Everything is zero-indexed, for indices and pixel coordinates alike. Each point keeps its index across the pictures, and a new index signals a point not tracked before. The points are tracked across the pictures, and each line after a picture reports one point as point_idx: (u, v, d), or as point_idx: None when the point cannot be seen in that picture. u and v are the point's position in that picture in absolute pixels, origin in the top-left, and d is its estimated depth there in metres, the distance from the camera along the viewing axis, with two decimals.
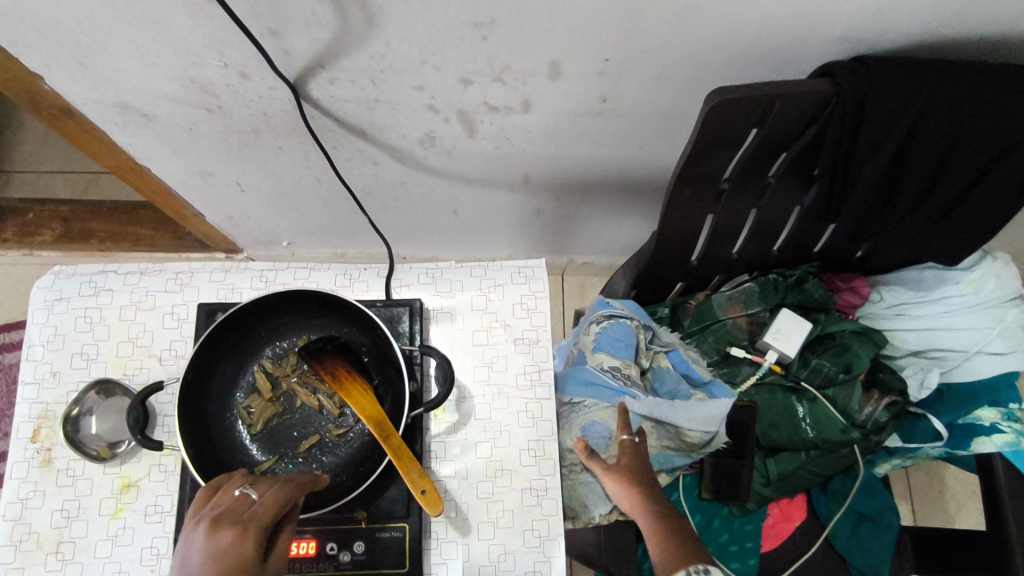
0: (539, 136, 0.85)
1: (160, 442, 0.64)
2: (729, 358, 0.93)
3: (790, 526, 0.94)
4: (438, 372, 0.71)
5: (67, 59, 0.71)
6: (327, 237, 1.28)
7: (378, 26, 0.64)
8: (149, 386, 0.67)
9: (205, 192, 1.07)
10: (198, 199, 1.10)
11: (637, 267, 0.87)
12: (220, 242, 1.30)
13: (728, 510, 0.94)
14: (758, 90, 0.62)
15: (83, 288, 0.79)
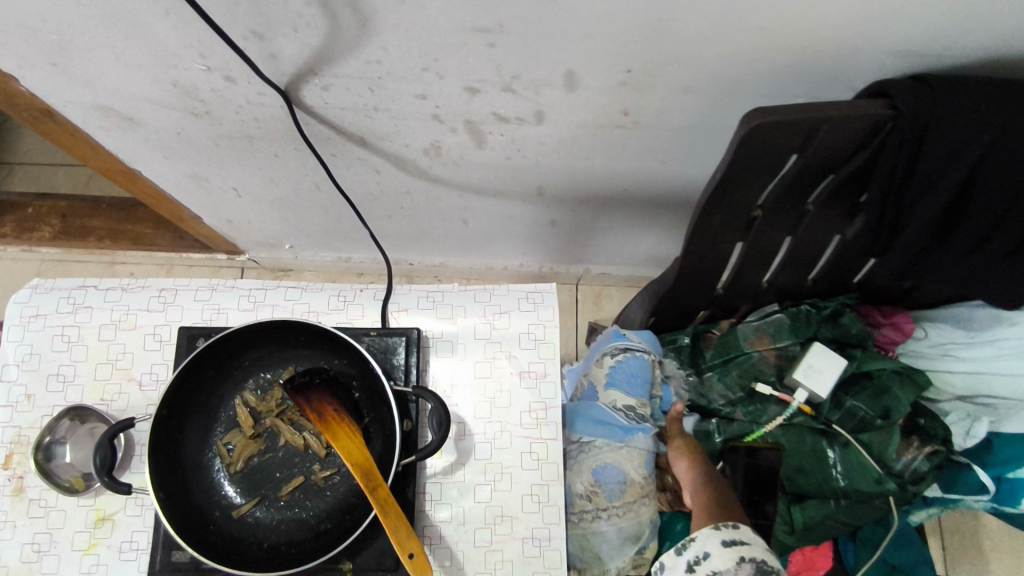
0: (554, 148, 0.78)
1: (130, 486, 0.59)
2: (754, 395, 0.84)
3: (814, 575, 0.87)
4: (432, 417, 0.64)
5: (39, 58, 0.65)
6: (331, 241, 1.23)
7: (373, 30, 0.57)
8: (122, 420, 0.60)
9: (201, 196, 1.01)
10: (194, 202, 1.05)
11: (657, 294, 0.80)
12: (221, 244, 1.25)
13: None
14: (805, 113, 0.55)
15: (61, 304, 0.74)
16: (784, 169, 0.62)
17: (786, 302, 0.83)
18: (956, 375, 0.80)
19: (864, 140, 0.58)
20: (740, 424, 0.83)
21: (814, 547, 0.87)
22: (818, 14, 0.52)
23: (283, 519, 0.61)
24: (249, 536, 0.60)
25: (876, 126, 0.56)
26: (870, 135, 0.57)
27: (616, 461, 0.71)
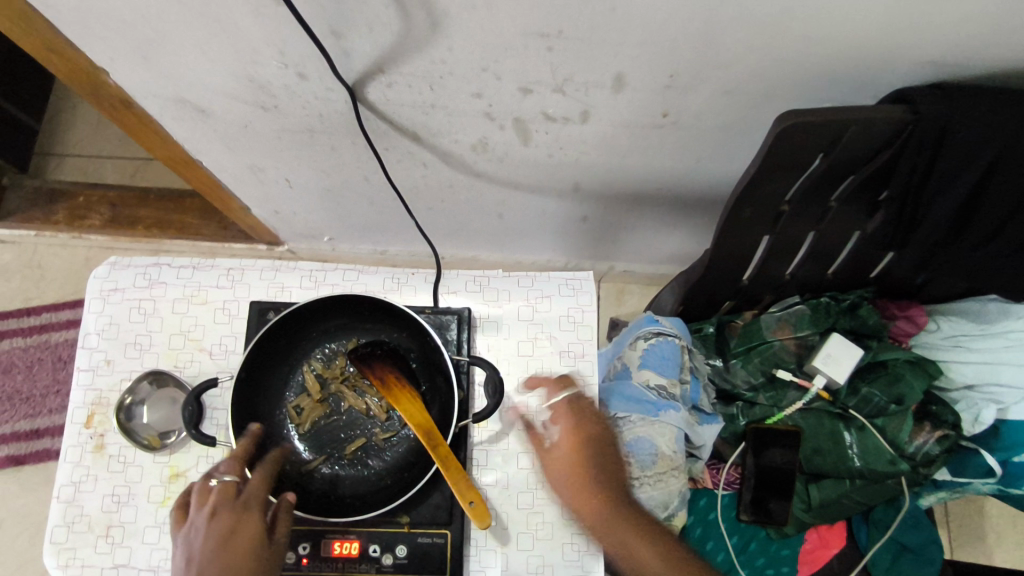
0: (593, 146, 0.85)
1: (213, 439, 0.65)
2: (775, 381, 0.89)
3: (828, 553, 0.93)
4: (486, 385, 0.70)
5: (131, 51, 0.70)
6: (369, 233, 1.30)
7: (442, 33, 0.63)
8: (204, 381, 0.66)
9: (254, 186, 1.08)
10: (247, 192, 1.11)
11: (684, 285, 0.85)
12: (264, 234, 1.32)
13: (767, 534, 0.90)
14: (833, 116, 0.61)
15: (137, 279, 0.80)
16: (812, 167, 0.68)
17: (807, 295, 0.88)
18: (966, 367, 0.86)
19: (886, 142, 0.64)
20: (762, 408, 0.89)
21: (828, 526, 0.93)
22: (847, 24, 0.58)
23: (348, 474, 0.68)
24: (318, 489, 0.67)
25: (897, 130, 0.62)
26: (892, 138, 0.63)
27: (648, 435, 0.77)
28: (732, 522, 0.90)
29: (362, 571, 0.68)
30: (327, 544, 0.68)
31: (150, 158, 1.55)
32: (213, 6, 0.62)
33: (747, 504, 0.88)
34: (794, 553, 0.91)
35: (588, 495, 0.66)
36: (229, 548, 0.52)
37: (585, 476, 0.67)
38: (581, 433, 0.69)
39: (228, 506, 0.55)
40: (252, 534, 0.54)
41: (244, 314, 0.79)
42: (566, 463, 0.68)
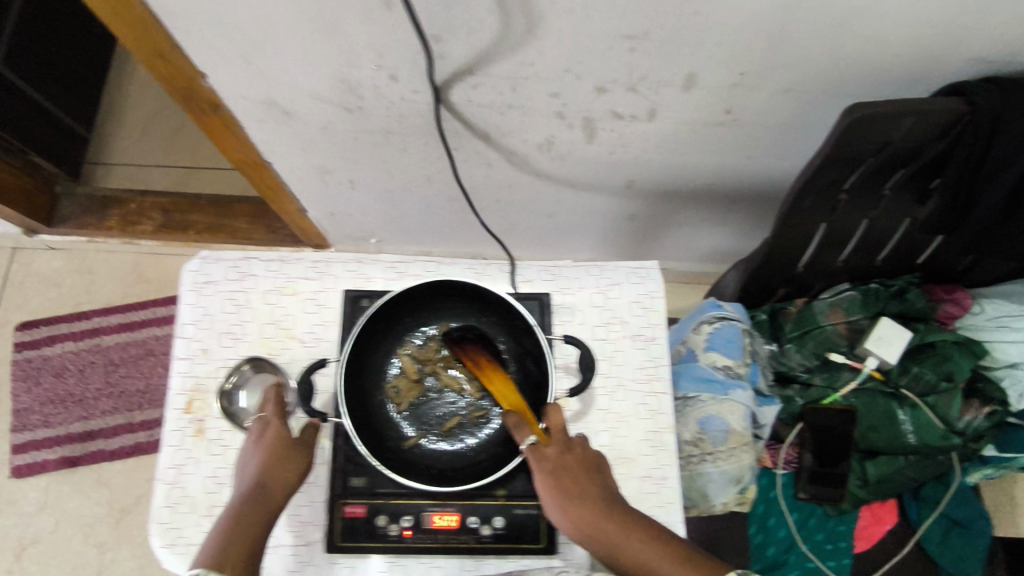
0: (655, 143, 0.90)
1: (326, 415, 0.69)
2: (829, 364, 0.94)
3: (882, 529, 0.97)
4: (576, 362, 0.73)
5: (235, 57, 0.74)
6: (417, 236, 1.34)
7: (536, 35, 0.68)
8: (311, 363, 0.69)
9: (316, 188, 1.13)
10: (307, 194, 1.16)
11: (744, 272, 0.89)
12: (313, 237, 1.36)
13: (824, 510, 0.96)
14: (899, 108, 0.66)
15: (229, 272, 0.84)
16: (873, 159, 0.72)
17: (857, 282, 0.93)
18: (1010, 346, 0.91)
19: (943, 133, 0.68)
20: (817, 389, 0.94)
21: (879, 503, 0.98)
22: (914, 24, 0.64)
23: (445, 451, 0.72)
24: (419, 464, 0.70)
25: (955, 121, 0.67)
26: (950, 128, 0.68)
27: (718, 413, 0.82)
28: (790, 500, 0.97)
29: (462, 541, 0.72)
30: (426, 517, 0.72)
31: (195, 166, 1.61)
32: (325, 13, 0.66)
33: (806, 482, 0.94)
34: (850, 528, 0.97)
35: (584, 514, 0.61)
36: (266, 450, 0.67)
37: (576, 495, 0.62)
38: (568, 457, 0.64)
39: (258, 425, 0.70)
40: (279, 437, 0.68)
41: (332, 304, 0.83)
42: (550, 489, 0.62)
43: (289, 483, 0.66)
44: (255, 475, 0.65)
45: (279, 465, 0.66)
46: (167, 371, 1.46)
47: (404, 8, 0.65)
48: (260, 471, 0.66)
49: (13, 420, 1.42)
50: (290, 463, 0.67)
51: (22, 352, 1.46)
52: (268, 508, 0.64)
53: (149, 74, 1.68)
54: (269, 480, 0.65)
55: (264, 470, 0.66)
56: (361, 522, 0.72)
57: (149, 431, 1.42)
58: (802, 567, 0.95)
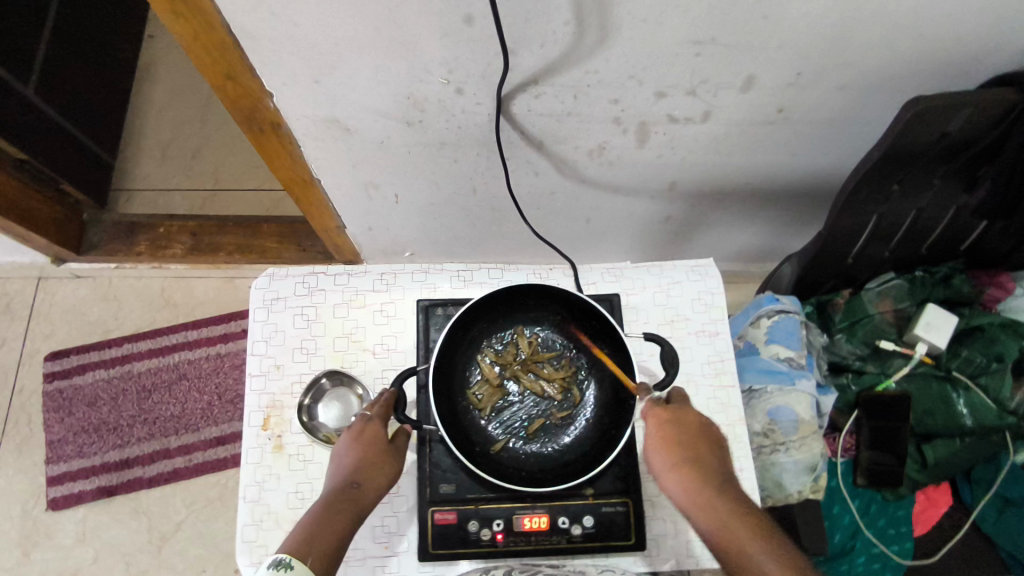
0: (704, 145, 0.92)
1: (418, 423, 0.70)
2: (880, 351, 0.98)
3: (938, 511, 1.04)
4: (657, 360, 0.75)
5: (305, 76, 0.76)
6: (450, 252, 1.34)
7: (607, 44, 0.70)
8: (403, 371, 0.72)
9: (359, 206, 1.13)
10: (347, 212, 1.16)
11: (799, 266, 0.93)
12: (346, 252, 1.32)
13: (882, 496, 1.02)
14: (958, 100, 0.69)
15: (298, 288, 0.85)
16: (929, 150, 0.75)
17: (903, 271, 0.97)
18: None
19: (997, 121, 0.72)
20: (871, 376, 0.98)
21: (933, 488, 1.05)
22: (969, 21, 0.67)
23: (532, 454, 0.73)
24: (509, 468, 0.72)
25: (1008, 109, 0.70)
26: (1003, 117, 0.71)
27: (788, 403, 0.84)
28: (851, 486, 1.01)
29: (554, 543, 0.73)
30: (517, 520, 0.73)
31: (218, 188, 1.61)
32: (403, 30, 0.68)
33: (864, 469, 0.98)
34: (909, 513, 1.02)
35: (690, 474, 0.62)
36: (363, 446, 0.68)
37: (688, 459, 0.63)
38: (690, 425, 0.66)
39: (360, 421, 0.70)
40: (377, 437, 0.69)
41: (401, 315, 0.85)
42: (663, 446, 0.64)
43: (378, 483, 0.66)
44: (353, 470, 0.66)
45: (374, 466, 0.67)
46: (201, 395, 1.45)
47: (482, 22, 0.67)
48: (355, 466, 0.66)
49: (47, 452, 1.40)
50: (384, 465, 0.68)
51: (53, 382, 1.44)
52: (358, 507, 0.64)
53: (166, 100, 1.68)
54: (363, 478, 0.66)
55: (359, 468, 0.66)
56: (453, 528, 0.73)
57: (186, 456, 1.40)
58: (869, 553, 1.01)
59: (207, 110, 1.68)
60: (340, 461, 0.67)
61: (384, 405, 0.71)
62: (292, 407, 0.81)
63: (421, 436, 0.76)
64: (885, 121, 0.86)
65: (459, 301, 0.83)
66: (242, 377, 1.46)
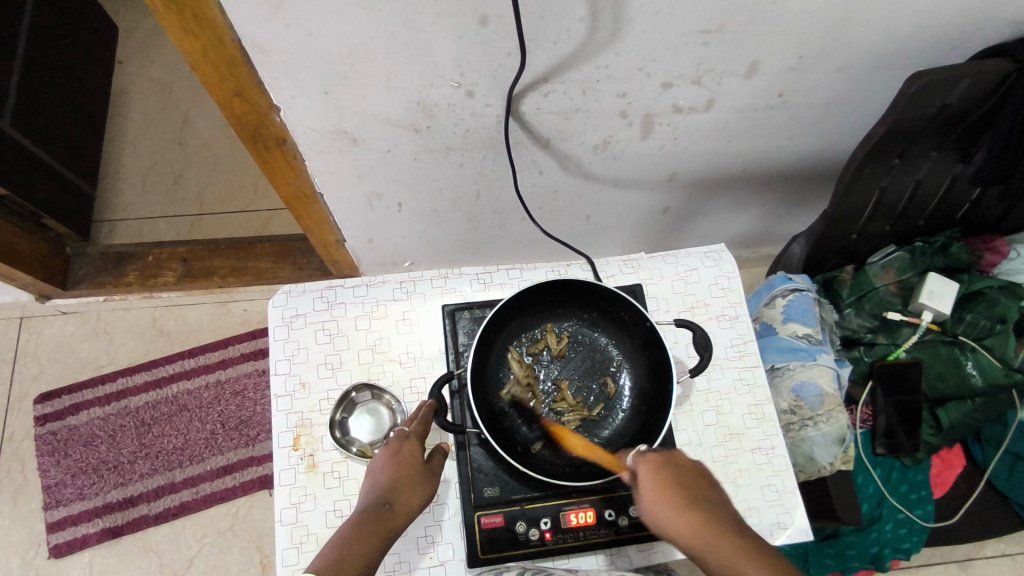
0: (706, 133, 0.94)
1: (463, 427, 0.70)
2: (888, 322, 1.07)
3: (954, 472, 1.16)
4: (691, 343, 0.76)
5: (315, 88, 0.75)
6: (449, 263, 1.31)
7: (618, 37, 0.71)
8: (442, 375, 0.72)
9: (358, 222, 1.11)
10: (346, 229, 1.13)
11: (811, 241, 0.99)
12: (344, 268, 1.27)
13: (902, 463, 1.12)
14: (957, 72, 0.72)
15: (317, 303, 0.84)
16: (930, 122, 0.78)
17: (903, 243, 1.04)
18: None
19: (992, 91, 0.75)
20: (882, 347, 1.07)
21: (948, 451, 1.17)
22: None
23: (572, 448, 0.74)
24: (551, 465, 0.72)
25: (1003, 79, 0.74)
26: (999, 86, 0.74)
27: (811, 378, 0.93)
28: (870, 455, 1.12)
29: (602, 536, 0.72)
30: (564, 516, 0.73)
31: (203, 213, 1.57)
32: (417, 34, 0.68)
33: (883, 439, 1.09)
34: (927, 477, 1.13)
35: (693, 517, 0.58)
36: (398, 466, 0.67)
37: (689, 500, 0.59)
38: (685, 466, 0.63)
39: (398, 439, 0.69)
40: (413, 456, 0.68)
41: (425, 321, 0.84)
42: (660, 491, 0.61)
43: (411, 504, 0.65)
44: (386, 490, 0.64)
45: (407, 486, 0.65)
46: (203, 425, 1.40)
47: (497, 22, 0.67)
48: (389, 486, 0.65)
49: (44, 497, 1.34)
50: (418, 485, 0.66)
51: (46, 425, 1.39)
52: (389, 529, 0.62)
53: (142, 127, 1.64)
54: (396, 499, 0.64)
55: (393, 488, 0.65)
56: (501, 531, 0.72)
57: (193, 489, 1.35)
58: (895, 519, 1.11)
59: (185, 134, 1.64)
60: (376, 478, 0.66)
61: (423, 422, 0.70)
62: (322, 424, 0.79)
63: (459, 440, 0.76)
64: (879, 99, 0.89)
65: (484, 303, 0.83)
66: (245, 403, 1.42)
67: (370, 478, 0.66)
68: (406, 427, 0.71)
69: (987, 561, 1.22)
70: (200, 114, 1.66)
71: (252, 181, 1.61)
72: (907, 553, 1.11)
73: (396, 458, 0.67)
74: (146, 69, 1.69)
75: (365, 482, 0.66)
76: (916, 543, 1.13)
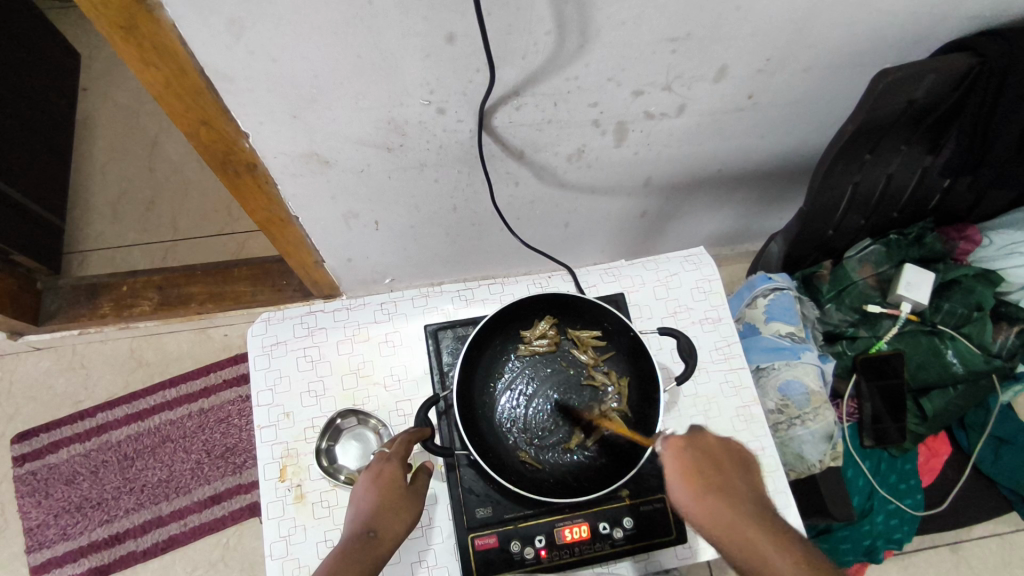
0: (679, 138, 0.94)
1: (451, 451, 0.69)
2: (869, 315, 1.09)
3: (940, 460, 1.18)
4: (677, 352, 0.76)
5: (284, 112, 0.74)
6: (430, 276, 1.29)
7: (586, 49, 0.71)
8: (429, 397, 0.71)
9: (334, 244, 1.08)
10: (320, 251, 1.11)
11: (789, 240, 1.00)
12: (323, 287, 1.25)
13: (890, 454, 1.14)
14: (920, 69, 0.73)
15: (297, 329, 0.83)
16: (898, 117, 0.80)
17: (878, 236, 1.06)
18: (1017, 270, 1.06)
19: (957, 84, 0.77)
20: (864, 340, 1.10)
21: (933, 438, 1.19)
22: None
23: (561, 461, 0.73)
24: (542, 482, 0.72)
25: (967, 72, 0.75)
26: (963, 79, 0.76)
27: (796, 377, 0.95)
28: (858, 448, 1.13)
29: (598, 550, 0.72)
30: (558, 532, 0.72)
31: (178, 238, 1.54)
32: (385, 54, 0.67)
33: (871, 430, 1.11)
34: (915, 466, 1.15)
35: (725, 511, 0.56)
36: (381, 490, 0.64)
37: (713, 486, 0.58)
38: (713, 448, 0.61)
39: (378, 461, 0.67)
40: (394, 479, 0.65)
41: (407, 342, 0.83)
42: (687, 480, 0.59)
43: (396, 530, 0.62)
44: (371, 517, 0.62)
45: (391, 512, 0.63)
46: (189, 454, 1.37)
47: (464, 40, 0.67)
48: (373, 513, 0.63)
49: (26, 540, 1.31)
50: (402, 510, 0.64)
51: (24, 465, 1.35)
52: (377, 556, 0.59)
53: (109, 154, 1.61)
54: (381, 526, 0.62)
55: (377, 514, 0.62)
56: (495, 552, 0.71)
57: (182, 521, 1.32)
58: (886, 510, 1.13)
59: (154, 160, 1.61)
60: (360, 505, 0.63)
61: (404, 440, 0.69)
62: (308, 453, 0.78)
63: (448, 462, 0.75)
64: (848, 96, 0.90)
65: (466, 321, 0.82)
66: (230, 430, 1.39)
67: (353, 507, 0.64)
68: (385, 449, 0.69)
69: (976, 542, 1.24)
70: (169, 138, 1.64)
71: (225, 204, 1.58)
72: (899, 543, 1.13)
73: (377, 488, 0.65)
74: (111, 95, 1.66)
75: (348, 511, 0.64)
76: (909, 532, 1.14)
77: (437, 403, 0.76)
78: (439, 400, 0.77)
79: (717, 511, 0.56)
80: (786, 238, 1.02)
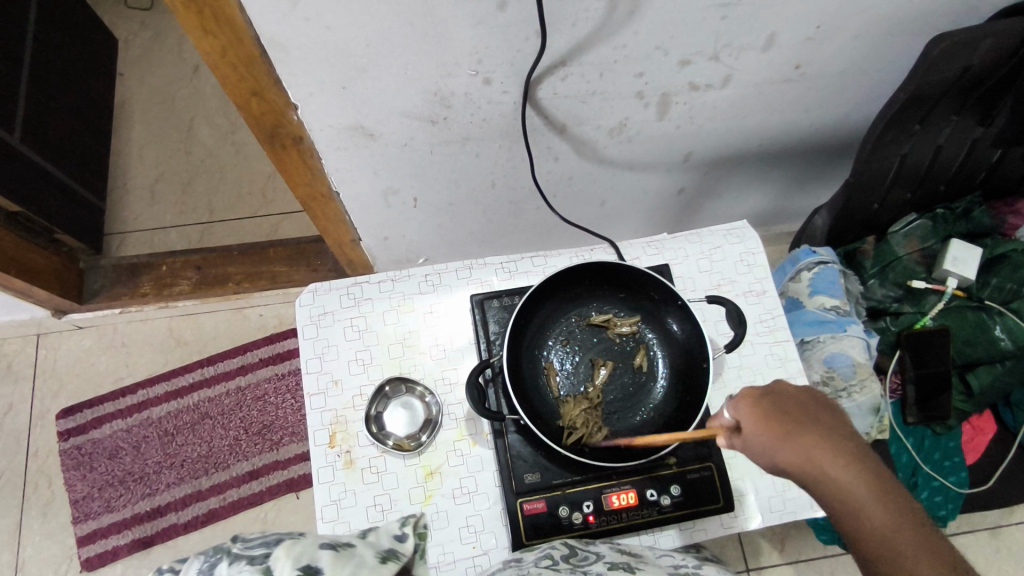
0: (722, 111, 0.93)
1: (501, 415, 0.70)
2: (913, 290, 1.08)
3: (986, 438, 1.17)
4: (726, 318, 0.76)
5: (334, 83, 0.75)
6: (463, 256, 1.29)
7: (636, 17, 0.71)
8: (478, 365, 0.72)
9: (372, 221, 1.09)
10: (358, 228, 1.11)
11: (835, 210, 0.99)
12: (358, 267, 1.26)
13: (933, 431, 1.13)
14: (976, 34, 0.72)
15: (344, 300, 0.84)
16: (951, 86, 0.78)
17: (923, 211, 1.05)
18: None
19: (1013, 51, 0.75)
20: (909, 315, 1.09)
21: (977, 416, 1.17)
22: None
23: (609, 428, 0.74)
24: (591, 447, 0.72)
25: None
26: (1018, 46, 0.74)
27: (841, 350, 0.96)
28: (902, 425, 1.13)
29: (645, 516, 0.73)
30: (606, 499, 0.73)
31: (214, 220, 1.57)
32: (437, 21, 0.68)
33: (913, 413, 1.10)
34: (958, 444, 1.14)
35: (809, 455, 0.58)
36: None
37: (797, 433, 0.59)
38: (783, 395, 0.62)
39: None
40: None
41: (452, 313, 0.84)
42: (768, 427, 0.59)
43: None
44: None
45: None
46: (227, 431, 1.40)
47: (516, 6, 0.67)
48: None
49: (73, 512, 1.34)
50: None
51: (69, 440, 1.39)
52: None
53: (146, 137, 1.64)
54: None
55: None
56: (544, 517, 0.72)
57: (221, 495, 1.35)
58: (930, 486, 1.12)
59: (190, 143, 1.64)
60: None
61: None
62: (357, 420, 0.79)
63: (496, 429, 0.76)
64: (895, 66, 0.89)
65: (512, 291, 0.83)
66: (267, 407, 1.42)
67: None
68: None
69: (1017, 526, 1.22)
70: (203, 121, 1.66)
71: (260, 187, 1.60)
72: (944, 520, 1.12)
73: None
74: (147, 79, 1.69)
75: None
76: (953, 510, 1.13)
77: (483, 372, 0.77)
78: (489, 369, 0.77)
79: (801, 458, 0.58)
80: (832, 213, 1.01)
